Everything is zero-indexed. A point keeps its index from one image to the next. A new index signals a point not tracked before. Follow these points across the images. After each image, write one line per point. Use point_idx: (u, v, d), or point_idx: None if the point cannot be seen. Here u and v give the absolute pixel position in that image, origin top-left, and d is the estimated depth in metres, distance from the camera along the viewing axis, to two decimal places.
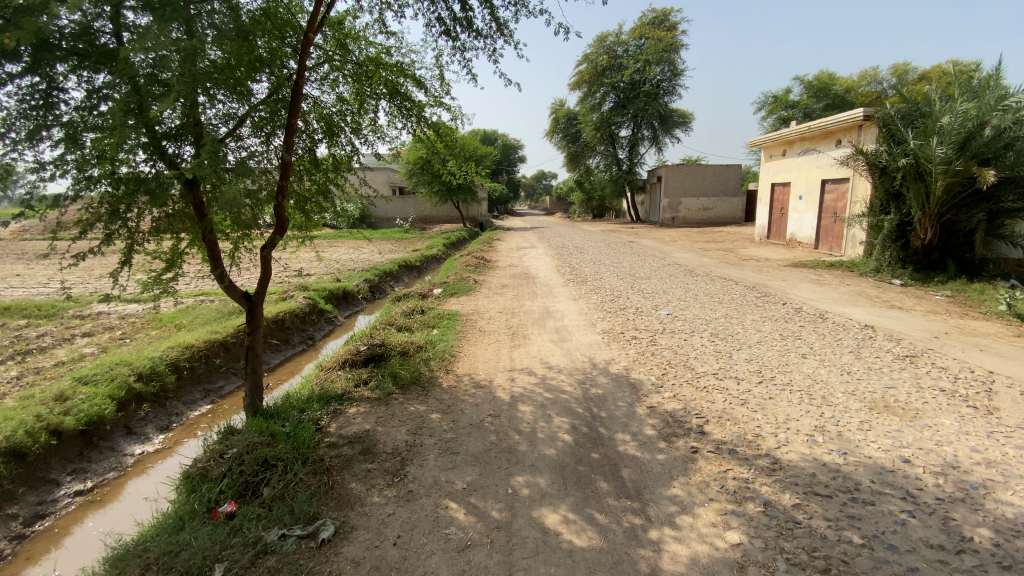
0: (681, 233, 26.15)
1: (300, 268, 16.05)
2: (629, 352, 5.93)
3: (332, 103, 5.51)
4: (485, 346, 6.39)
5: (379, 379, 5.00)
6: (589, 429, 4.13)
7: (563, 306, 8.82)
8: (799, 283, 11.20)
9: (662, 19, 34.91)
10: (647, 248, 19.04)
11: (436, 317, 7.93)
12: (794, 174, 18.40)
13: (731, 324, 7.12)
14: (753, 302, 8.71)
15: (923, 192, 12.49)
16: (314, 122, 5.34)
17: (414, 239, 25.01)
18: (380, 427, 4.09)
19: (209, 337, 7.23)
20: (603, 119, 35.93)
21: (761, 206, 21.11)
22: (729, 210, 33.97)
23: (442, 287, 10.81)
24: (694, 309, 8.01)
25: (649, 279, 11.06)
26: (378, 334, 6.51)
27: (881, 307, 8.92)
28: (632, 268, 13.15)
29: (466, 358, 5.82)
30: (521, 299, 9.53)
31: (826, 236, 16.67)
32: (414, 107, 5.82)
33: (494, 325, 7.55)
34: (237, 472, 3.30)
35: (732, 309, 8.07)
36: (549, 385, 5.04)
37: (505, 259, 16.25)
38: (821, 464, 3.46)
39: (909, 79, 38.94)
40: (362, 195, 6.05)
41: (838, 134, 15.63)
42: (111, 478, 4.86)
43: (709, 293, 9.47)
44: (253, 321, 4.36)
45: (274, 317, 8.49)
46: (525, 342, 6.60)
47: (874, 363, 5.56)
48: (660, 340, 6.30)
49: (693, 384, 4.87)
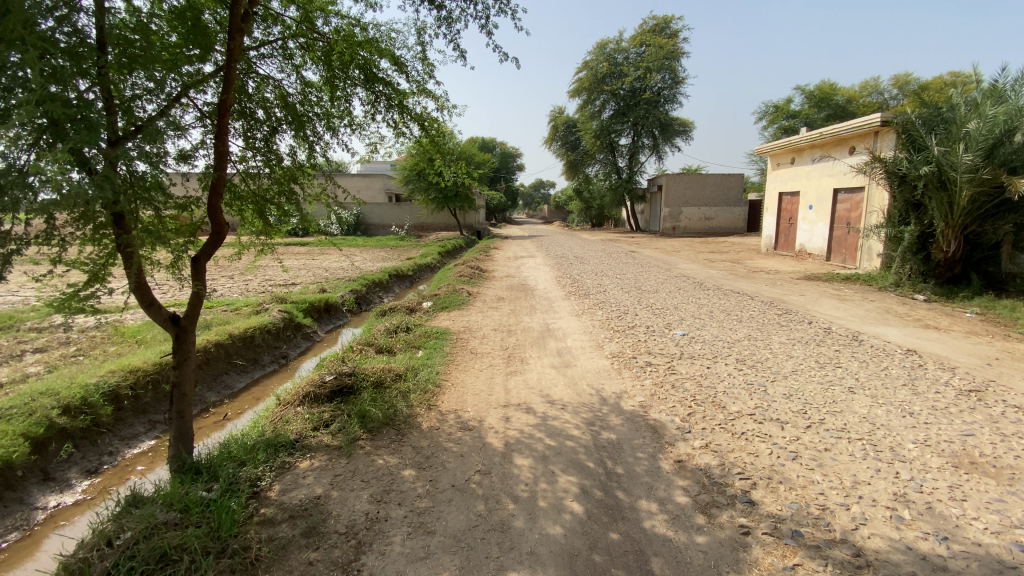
0: (684, 243, 25.36)
1: (285, 277, 15.14)
2: (645, 384, 5.03)
3: (298, 89, 4.71)
4: (476, 373, 5.47)
5: (344, 421, 4.09)
6: (604, 493, 3.22)
7: (565, 323, 7.94)
8: (820, 298, 10.33)
9: (661, 26, 34.57)
10: (650, 258, 18.21)
11: (422, 336, 7.01)
12: (804, 182, 17.65)
13: (758, 348, 6.23)
14: (775, 321, 7.83)
15: (946, 202, 11.71)
16: (278, 111, 4.58)
17: (409, 248, 24.16)
18: (335, 491, 3.18)
19: (161, 357, 6.30)
20: (603, 126, 35.25)
21: (768, 215, 20.34)
22: (731, 220, 33.24)
23: (432, 299, 9.92)
24: (712, 329, 7.13)
25: (657, 293, 10.19)
26: (351, 359, 5.58)
27: (916, 328, 8.06)
28: (637, 279, 12.31)
29: (453, 390, 4.90)
30: (518, 315, 8.64)
31: (839, 247, 15.88)
32: (397, 97, 4.94)
33: (486, 345, 6.64)
34: (124, 571, 2.39)
35: (754, 329, 7.20)
36: (551, 428, 4.14)
37: (502, 270, 15.36)
38: (921, 559, 2.57)
39: (910, 90, 38.60)
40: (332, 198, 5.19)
41: (852, 141, 14.93)
42: (12, 541, 3.89)
43: (724, 310, 8.57)
44: (181, 351, 3.47)
45: (241, 334, 7.57)
46: (522, 369, 5.68)
47: (936, 402, 4.67)
48: (679, 368, 5.41)
49: (728, 430, 3.98)
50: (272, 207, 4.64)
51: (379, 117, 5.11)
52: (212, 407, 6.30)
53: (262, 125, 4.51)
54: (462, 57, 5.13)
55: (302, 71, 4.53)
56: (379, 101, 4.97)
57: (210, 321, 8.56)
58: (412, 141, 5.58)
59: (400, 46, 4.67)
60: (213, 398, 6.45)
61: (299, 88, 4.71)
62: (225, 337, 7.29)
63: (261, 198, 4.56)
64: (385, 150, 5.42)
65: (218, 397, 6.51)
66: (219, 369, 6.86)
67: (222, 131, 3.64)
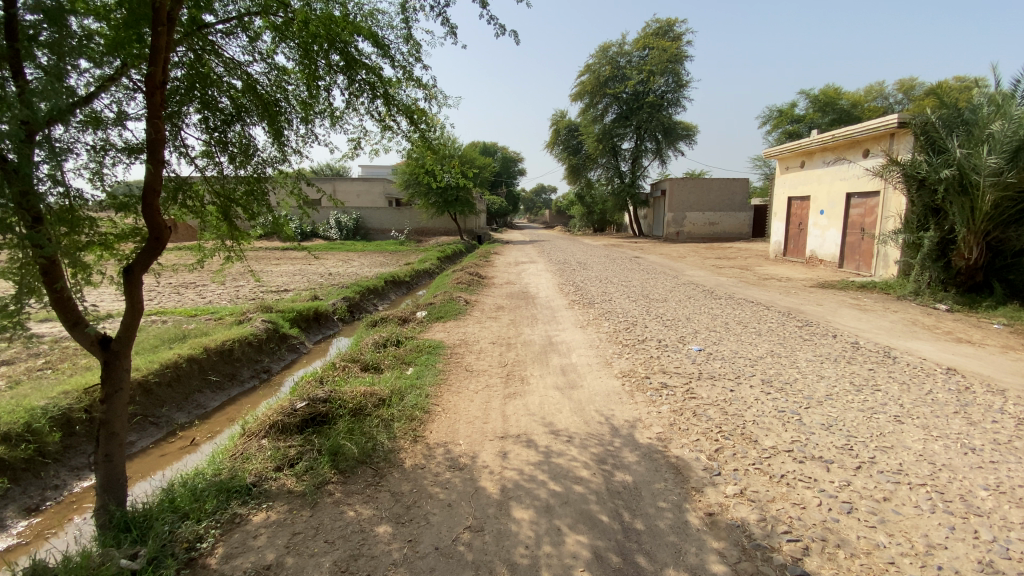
0: (689, 248, 24.77)
1: (278, 283, 14.56)
2: (662, 410, 4.43)
3: (269, 76, 4.20)
4: (471, 395, 4.87)
5: (313, 460, 3.50)
6: (623, 559, 2.61)
7: (569, 335, 7.35)
8: (839, 308, 9.71)
9: (666, 29, 34.09)
10: (656, 264, 17.61)
11: (414, 350, 6.41)
12: (815, 187, 17.07)
13: (783, 367, 5.62)
14: (797, 334, 7.22)
15: (969, 207, 11.06)
16: (247, 103, 4.04)
17: (408, 253, 23.58)
18: (290, 558, 2.58)
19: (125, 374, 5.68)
20: (604, 130, 34.74)
21: (776, 220, 19.75)
22: (735, 225, 32.64)
23: (427, 308, 9.33)
24: (731, 343, 6.54)
25: (666, 302, 9.60)
26: (331, 379, 4.99)
27: (948, 342, 7.45)
28: (644, 287, 11.71)
29: (444, 417, 4.31)
30: (519, 326, 8.04)
31: (852, 254, 15.28)
32: (381, 86, 4.40)
33: (483, 361, 6.04)
34: None
35: (776, 344, 6.59)
36: (556, 466, 3.54)
37: (502, 276, 14.77)
38: None
39: (916, 95, 38.19)
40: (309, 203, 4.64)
41: (866, 143, 14.36)
42: None
43: (741, 321, 7.97)
44: (110, 384, 2.96)
45: (218, 347, 6.97)
46: (522, 390, 5.08)
47: (998, 435, 4.07)
48: (700, 390, 4.81)
49: (764, 472, 3.39)
50: (240, 208, 4.13)
51: (362, 109, 4.58)
52: (180, 430, 5.71)
53: (229, 116, 3.97)
54: (453, 33, 4.47)
55: (273, 55, 3.99)
56: (361, 90, 4.43)
57: (188, 332, 7.95)
58: (401, 138, 5.04)
59: (383, 25, 4.11)
60: (183, 419, 5.86)
61: (268, 76, 4.18)
62: (200, 351, 6.69)
63: (226, 198, 4.04)
64: (371, 147, 4.86)
65: (188, 418, 5.93)
66: (190, 387, 6.27)
67: (150, 113, 2.78)
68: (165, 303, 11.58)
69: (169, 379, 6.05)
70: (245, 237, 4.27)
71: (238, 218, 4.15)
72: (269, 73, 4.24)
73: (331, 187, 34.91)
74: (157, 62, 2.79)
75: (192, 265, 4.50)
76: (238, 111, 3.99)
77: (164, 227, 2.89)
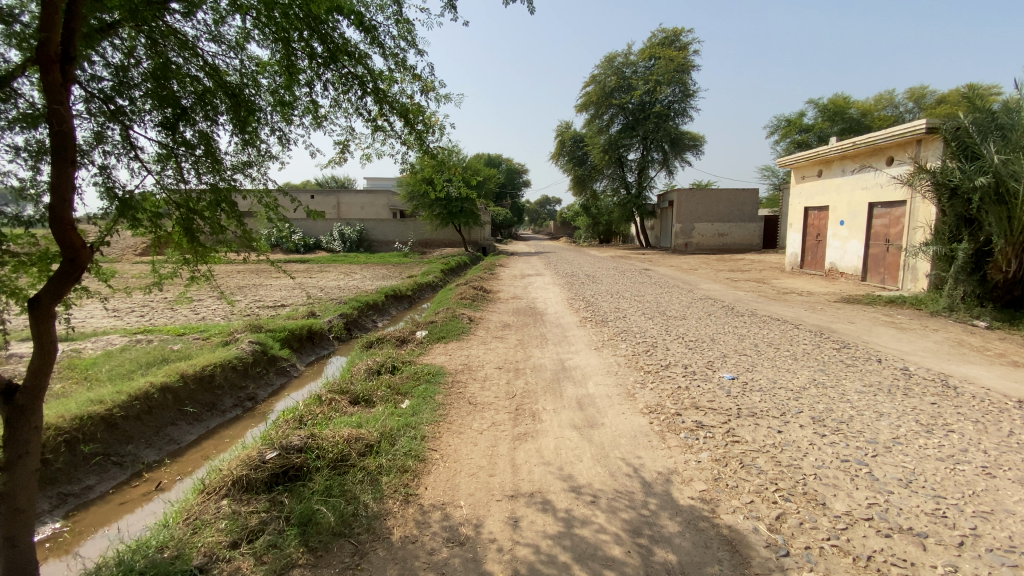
0: (700, 260, 24.01)
1: (274, 298, 13.95)
2: (702, 459, 3.73)
3: (241, 68, 3.68)
4: (475, 436, 4.18)
5: (279, 532, 2.83)
6: None
7: (583, 359, 6.66)
8: (874, 327, 8.96)
9: (672, 39, 33.70)
10: (669, 277, 16.85)
11: (410, 378, 5.74)
12: (834, 197, 16.38)
13: (832, 401, 4.90)
14: (837, 359, 6.49)
15: (1006, 217, 10.28)
16: (215, 99, 3.52)
17: (411, 265, 22.97)
18: None
19: (87, 407, 4.98)
20: (610, 141, 34.24)
21: (792, 231, 19.04)
22: (746, 236, 31.90)
23: (428, 326, 8.66)
24: (767, 371, 5.82)
25: (686, 320, 8.88)
26: (313, 419, 4.32)
27: (1005, 367, 6.70)
28: (659, 303, 11.00)
29: (444, 467, 3.63)
30: (527, 348, 7.36)
31: (876, 266, 14.51)
32: (371, 78, 3.87)
33: (489, 392, 5.35)
34: None
35: (818, 372, 5.87)
36: (581, 539, 2.85)
37: (508, 290, 14.11)
38: None
39: (927, 104, 37.57)
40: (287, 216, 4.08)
41: (891, 151, 13.72)
42: None
43: (772, 343, 7.25)
44: (12, 447, 2.32)
45: (197, 374, 6.31)
46: (534, 429, 4.38)
47: None
48: (742, 433, 4.12)
49: (845, 552, 2.70)
50: (204, 221, 3.54)
51: (349, 106, 4.05)
52: (147, 471, 5.01)
53: (193, 112, 3.40)
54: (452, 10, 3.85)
55: (244, 40, 3.47)
56: (348, 83, 3.90)
57: (169, 355, 7.31)
58: (395, 140, 4.48)
59: (368, 3, 3.59)
60: (151, 458, 5.17)
61: (237, 68, 3.65)
62: (175, 378, 6.02)
63: (186, 209, 3.49)
64: (361, 150, 4.30)
65: (157, 456, 5.23)
66: (163, 419, 5.58)
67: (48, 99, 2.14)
68: (155, 321, 10.97)
69: (139, 411, 5.37)
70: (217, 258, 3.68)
71: (201, 235, 3.53)
72: (240, 66, 3.72)
73: (335, 199, 34.83)
74: (55, 28, 2.17)
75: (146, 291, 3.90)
76: (202, 106, 3.44)
77: (80, 246, 2.26)
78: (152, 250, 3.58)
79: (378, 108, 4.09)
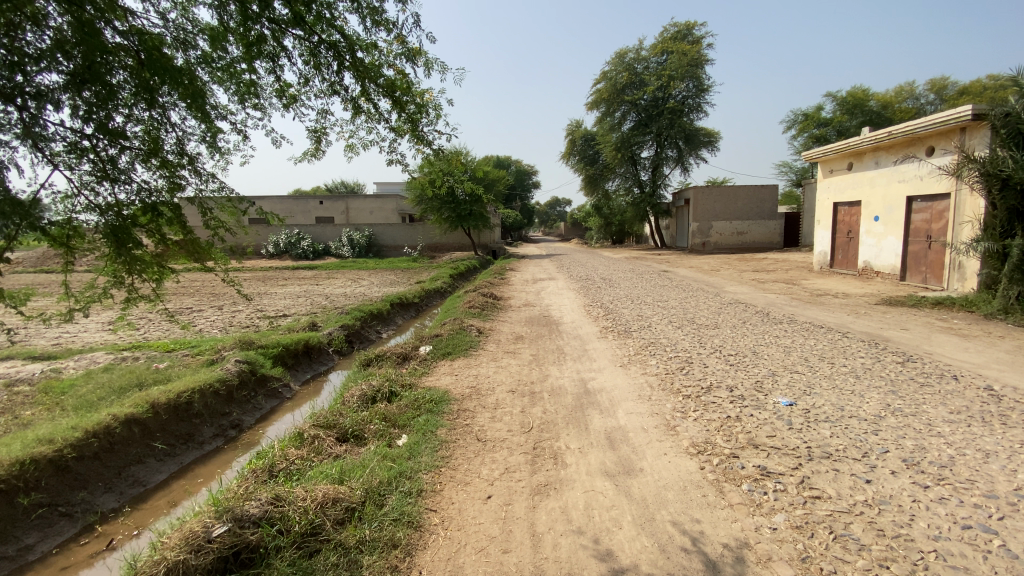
0: (719, 261, 22.99)
1: (276, 307, 13.30)
2: (776, 526, 2.89)
3: (180, 46, 3.55)
4: (483, 488, 3.39)
5: None
6: None
7: (608, 378, 5.84)
8: (932, 335, 7.95)
9: (684, 33, 32.72)
10: (691, 279, 15.93)
11: (411, 405, 4.99)
12: (866, 191, 15.35)
13: (920, 435, 4.01)
14: (906, 377, 5.56)
15: None
16: (151, 80, 3.22)
17: (420, 270, 22.30)
18: None
19: (32, 447, 4.24)
20: (622, 138, 33.24)
21: (821, 229, 18.00)
22: (765, 234, 30.75)
23: (433, 339, 7.89)
24: (828, 394, 4.95)
25: (720, 330, 7.99)
26: (286, 476, 3.54)
27: None
28: (685, 309, 10.12)
29: (444, 539, 2.83)
30: (544, 364, 6.56)
31: (917, 265, 13.42)
32: (347, 42, 3.79)
33: (500, 424, 4.53)
34: None
35: (889, 394, 4.96)
36: None
37: (521, 296, 13.31)
38: None
39: (949, 94, 36.08)
40: (232, 225, 4.13)
41: (930, 140, 12.71)
42: None
43: (823, 356, 6.35)
44: None
45: (171, 402, 5.58)
46: (556, 476, 3.57)
47: None
48: (822, 485, 3.27)
49: None
50: (143, 230, 3.42)
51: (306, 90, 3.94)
52: (101, 523, 4.29)
53: (124, 94, 3.17)
54: None
55: (188, 11, 3.53)
56: (321, 51, 3.82)
57: (149, 377, 6.57)
58: (370, 120, 4.52)
59: None
60: (109, 506, 4.46)
61: (181, 50, 3.56)
62: (145, 409, 5.28)
63: (121, 217, 3.26)
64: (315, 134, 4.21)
65: (116, 503, 4.52)
66: (126, 458, 4.87)
67: None
68: (149, 334, 10.27)
69: (96, 450, 4.64)
70: (168, 274, 3.58)
71: (137, 245, 3.33)
72: (184, 47, 3.57)
73: (345, 205, 34.68)
74: None
75: (65, 319, 3.57)
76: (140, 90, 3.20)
77: None
78: (64, 267, 3.23)
79: (325, 76, 4.10)
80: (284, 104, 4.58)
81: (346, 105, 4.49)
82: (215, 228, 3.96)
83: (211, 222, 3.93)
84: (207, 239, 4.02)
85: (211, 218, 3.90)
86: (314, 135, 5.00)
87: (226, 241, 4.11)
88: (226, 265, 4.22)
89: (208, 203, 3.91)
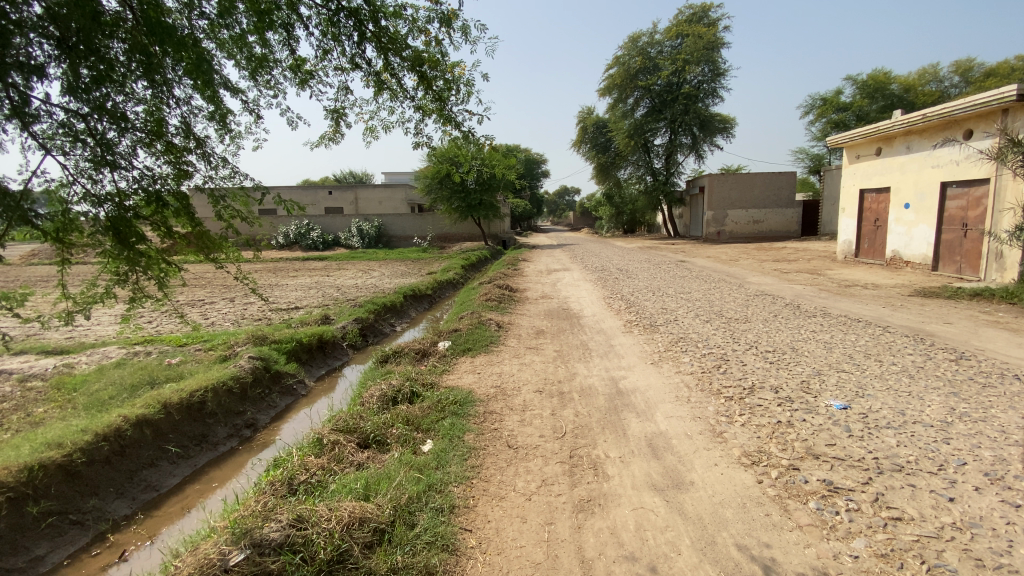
0: (738, 249, 22.41)
1: (289, 300, 13.05)
2: (858, 553, 2.56)
3: (184, 14, 3.33)
4: (521, 504, 3.09)
5: None
6: None
7: (640, 376, 5.51)
8: (979, 330, 7.47)
9: (700, 15, 31.78)
10: (712, 269, 15.44)
11: (435, 407, 4.71)
12: (896, 176, 14.74)
13: (996, 445, 3.63)
14: (965, 377, 5.15)
15: None
16: (152, 49, 3.04)
17: (430, 261, 21.94)
18: None
19: (40, 452, 3.99)
20: (636, 125, 32.52)
21: (846, 217, 17.40)
22: (782, 223, 30.04)
23: (451, 334, 7.59)
24: (885, 397, 4.56)
25: (753, 324, 7.58)
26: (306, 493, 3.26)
27: None
28: (711, 302, 9.69)
29: (484, 566, 2.55)
30: (571, 362, 6.22)
31: (951, 253, 12.86)
32: (368, 9, 3.58)
33: (531, 429, 4.23)
34: None
35: (953, 397, 4.56)
36: None
37: (537, 288, 12.93)
38: None
39: (975, 76, 34.66)
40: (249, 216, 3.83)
41: (968, 123, 12.08)
42: None
43: (870, 353, 5.94)
44: None
45: (183, 401, 5.34)
46: (600, 488, 3.28)
47: None
48: (899, 503, 2.95)
49: None
50: (147, 223, 3.18)
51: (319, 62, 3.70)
52: (113, 532, 4.08)
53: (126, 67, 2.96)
54: None
55: None
56: (340, 19, 3.61)
57: (162, 373, 6.33)
58: (394, 99, 4.24)
59: None
60: (121, 512, 4.24)
61: (187, 15, 3.34)
62: (157, 410, 5.04)
63: (121, 206, 3.01)
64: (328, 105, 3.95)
65: (129, 510, 4.30)
66: (139, 461, 4.65)
67: None
68: (162, 327, 10.04)
69: (107, 454, 4.41)
70: (176, 270, 3.36)
71: (141, 239, 3.11)
72: (188, 18, 3.35)
73: (354, 195, 34.38)
74: None
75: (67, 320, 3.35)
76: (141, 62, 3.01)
77: None
78: (63, 264, 3.03)
79: (342, 46, 3.87)
80: (300, 80, 4.29)
81: (368, 83, 4.22)
82: (228, 219, 3.68)
83: (224, 213, 3.67)
84: (218, 232, 3.76)
85: (223, 208, 3.64)
86: (333, 116, 4.71)
87: (241, 234, 3.83)
88: (241, 260, 3.95)
89: (219, 192, 3.63)
